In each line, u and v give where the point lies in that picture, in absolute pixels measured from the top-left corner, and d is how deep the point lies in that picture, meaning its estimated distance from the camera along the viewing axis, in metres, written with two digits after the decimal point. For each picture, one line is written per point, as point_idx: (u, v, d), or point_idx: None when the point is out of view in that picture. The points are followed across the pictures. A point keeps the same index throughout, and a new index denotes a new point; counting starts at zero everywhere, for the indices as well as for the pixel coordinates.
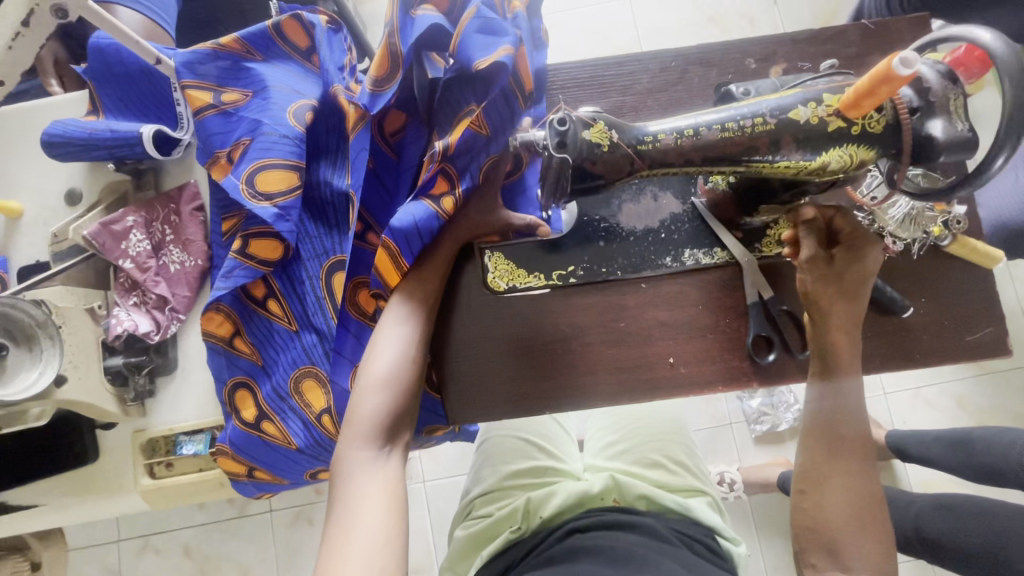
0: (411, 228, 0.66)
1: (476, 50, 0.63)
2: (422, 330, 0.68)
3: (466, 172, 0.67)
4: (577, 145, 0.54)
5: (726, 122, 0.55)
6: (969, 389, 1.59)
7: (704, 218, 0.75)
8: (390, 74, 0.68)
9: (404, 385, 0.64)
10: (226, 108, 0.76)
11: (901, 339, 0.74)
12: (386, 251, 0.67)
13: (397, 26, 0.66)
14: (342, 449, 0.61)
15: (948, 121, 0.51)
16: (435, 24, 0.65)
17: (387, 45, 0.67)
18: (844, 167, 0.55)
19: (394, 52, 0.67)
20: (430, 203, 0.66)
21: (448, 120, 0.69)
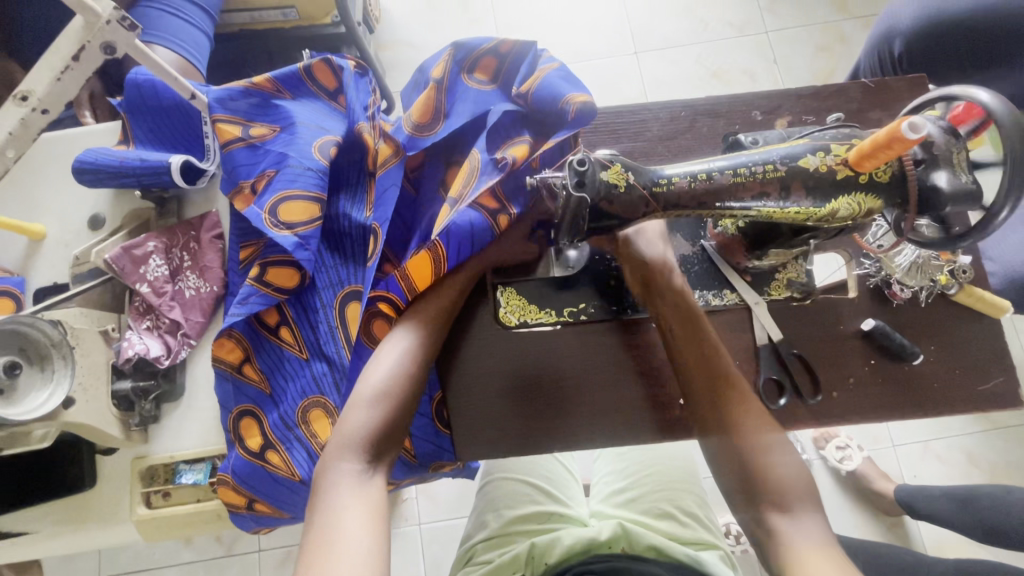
0: (464, 236, 0.68)
1: (557, 92, 0.69)
2: (422, 349, 0.67)
3: (516, 195, 0.71)
4: (595, 186, 0.55)
5: (737, 167, 0.56)
6: (980, 445, 1.57)
7: (713, 261, 0.77)
8: (431, 121, 0.75)
9: (397, 400, 0.62)
10: (254, 141, 0.79)
11: (911, 388, 0.73)
12: (432, 252, 0.68)
13: (446, 84, 0.74)
14: (327, 461, 0.59)
15: (951, 174, 0.53)
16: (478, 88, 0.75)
17: (430, 96, 0.74)
18: (852, 215, 0.57)
19: (437, 104, 0.75)
20: (486, 215, 0.69)
21: (494, 143, 0.72)
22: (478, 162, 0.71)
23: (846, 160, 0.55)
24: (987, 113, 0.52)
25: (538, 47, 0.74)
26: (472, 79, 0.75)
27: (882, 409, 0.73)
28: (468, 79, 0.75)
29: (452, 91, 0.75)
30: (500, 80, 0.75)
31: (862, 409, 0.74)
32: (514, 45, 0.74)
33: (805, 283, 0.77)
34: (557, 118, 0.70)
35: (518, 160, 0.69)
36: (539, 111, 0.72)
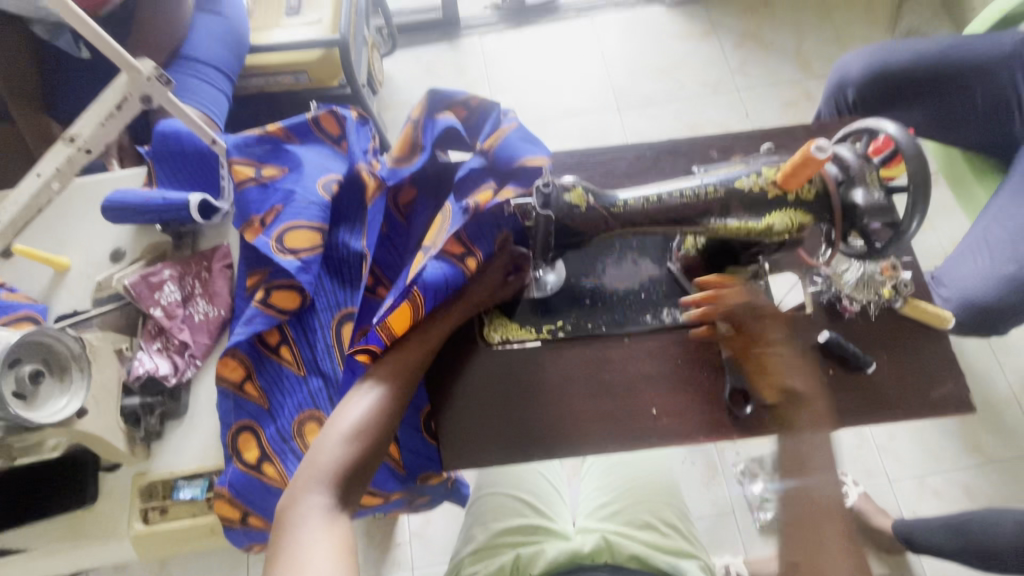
0: (438, 282, 0.74)
1: (518, 150, 0.80)
2: (398, 388, 0.71)
3: (480, 238, 0.78)
4: (558, 206, 0.64)
5: (684, 189, 0.65)
6: (974, 479, 1.57)
7: (678, 281, 0.85)
8: (409, 154, 0.84)
9: (370, 437, 0.67)
10: (265, 181, 0.88)
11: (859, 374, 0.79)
12: (411, 301, 0.74)
13: (420, 124, 0.82)
14: (297, 494, 0.63)
15: (866, 191, 0.62)
16: (451, 128, 0.83)
17: (409, 133, 0.83)
18: (788, 228, 0.65)
19: (414, 139, 0.83)
20: (455, 262, 0.76)
21: (467, 189, 0.80)
22: (449, 213, 0.78)
23: (775, 181, 0.63)
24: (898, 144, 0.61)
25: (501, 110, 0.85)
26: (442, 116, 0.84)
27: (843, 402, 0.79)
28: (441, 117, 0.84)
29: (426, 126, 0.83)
30: (471, 126, 0.87)
31: (824, 415, 0.78)
32: (481, 101, 0.85)
33: (765, 301, 0.84)
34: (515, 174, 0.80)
35: (481, 204, 0.77)
36: (500, 165, 0.80)
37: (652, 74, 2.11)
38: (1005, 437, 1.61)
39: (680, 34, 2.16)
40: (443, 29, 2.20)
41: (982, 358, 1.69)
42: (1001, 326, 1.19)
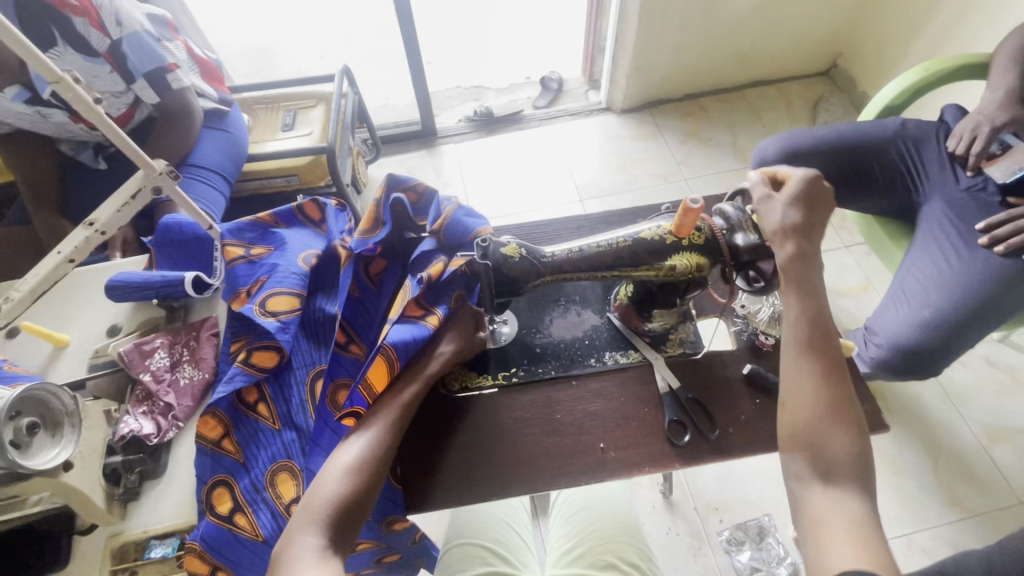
0: (408, 341, 0.82)
1: (466, 226, 0.93)
2: (389, 432, 0.78)
3: (437, 301, 0.88)
4: (494, 258, 0.78)
5: (600, 242, 0.81)
6: (960, 534, 1.56)
7: (618, 328, 0.97)
8: (374, 228, 0.96)
9: (363, 477, 0.72)
10: (253, 258, 1.01)
11: (821, 209, 0.77)
12: (385, 355, 0.81)
13: (381, 204, 0.97)
14: (293, 533, 0.66)
15: (745, 235, 0.78)
16: (400, 201, 0.97)
17: (373, 210, 0.96)
18: (688, 269, 0.80)
19: (377, 215, 0.96)
20: (418, 321, 0.85)
21: (420, 268, 0.92)
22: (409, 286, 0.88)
23: (671, 231, 0.79)
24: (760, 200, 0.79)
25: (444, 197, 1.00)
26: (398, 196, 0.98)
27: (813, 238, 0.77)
28: (393, 197, 0.97)
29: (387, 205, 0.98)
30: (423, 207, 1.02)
31: (756, 441, 0.86)
32: (428, 187, 1.01)
33: (693, 341, 0.95)
34: (465, 245, 0.94)
35: (435, 275, 0.87)
36: (450, 239, 0.94)
37: (609, 170, 2.39)
38: (983, 489, 1.62)
39: (630, 136, 2.48)
40: (422, 138, 2.51)
41: (947, 413, 1.74)
42: (932, 368, 1.32)
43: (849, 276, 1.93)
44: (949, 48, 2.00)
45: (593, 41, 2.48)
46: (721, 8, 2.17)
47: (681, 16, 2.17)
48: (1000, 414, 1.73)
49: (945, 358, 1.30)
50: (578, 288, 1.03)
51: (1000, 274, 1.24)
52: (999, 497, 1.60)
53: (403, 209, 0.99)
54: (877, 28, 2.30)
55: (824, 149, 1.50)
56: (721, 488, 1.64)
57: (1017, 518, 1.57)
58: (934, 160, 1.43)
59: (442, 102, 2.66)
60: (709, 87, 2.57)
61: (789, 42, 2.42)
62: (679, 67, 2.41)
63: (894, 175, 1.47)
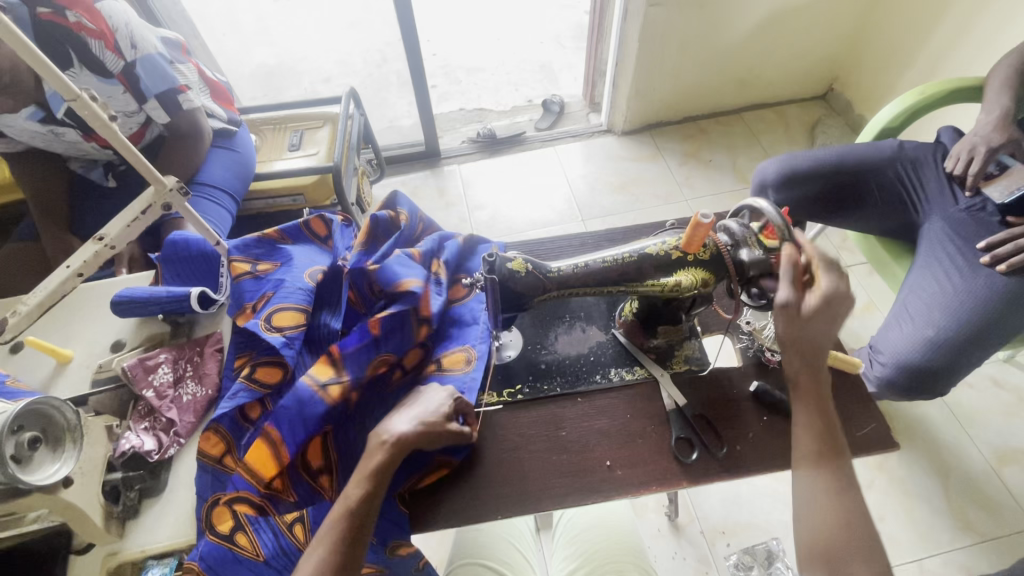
0: (294, 420, 0.83)
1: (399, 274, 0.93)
2: (341, 547, 0.69)
3: (349, 364, 0.88)
4: (500, 272, 0.79)
5: (606, 257, 0.81)
6: (974, 559, 1.52)
7: (623, 344, 0.97)
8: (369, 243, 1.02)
9: None
10: (259, 274, 1.02)
11: (838, 307, 0.75)
12: (267, 439, 0.82)
13: (374, 219, 1.03)
14: None
15: (749, 250, 0.79)
16: (377, 218, 1.03)
17: (368, 225, 1.02)
18: (693, 284, 0.80)
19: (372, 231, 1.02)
20: (314, 389, 0.85)
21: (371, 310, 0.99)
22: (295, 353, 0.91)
23: (678, 245, 0.80)
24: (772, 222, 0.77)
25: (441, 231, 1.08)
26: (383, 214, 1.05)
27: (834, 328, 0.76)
28: (380, 214, 1.05)
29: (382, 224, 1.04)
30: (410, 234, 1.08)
31: (763, 459, 0.85)
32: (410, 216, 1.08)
33: (699, 357, 0.95)
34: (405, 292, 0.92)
35: (336, 352, 0.88)
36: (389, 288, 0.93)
37: (611, 190, 2.41)
38: (995, 514, 1.59)
39: (630, 157, 2.52)
40: (426, 159, 2.55)
41: (955, 435, 1.72)
42: (938, 388, 1.31)
43: (853, 295, 1.93)
44: (944, 72, 2.04)
45: (595, 65, 2.54)
46: (719, 34, 2.23)
47: (681, 41, 2.22)
48: (1010, 437, 1.70)
49: (951, 378, 1.29)
50: (583, 305, 1.04)
51: (1002, 293, 1.25)
52: (1011, 522, 1.57)
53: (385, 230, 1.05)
54: (871, 54, 2.36)
55: (824, 167, 1.52)
56: (728, 512, 1.61)
57: None
58: (933, 182, 1.45)
59: (446, 124, 2.72)
60: (709, 110, 2.62)
61: (786, 68, 2.48)
62: (680, 90, 2.46)
63: (892, 194, 1.49)
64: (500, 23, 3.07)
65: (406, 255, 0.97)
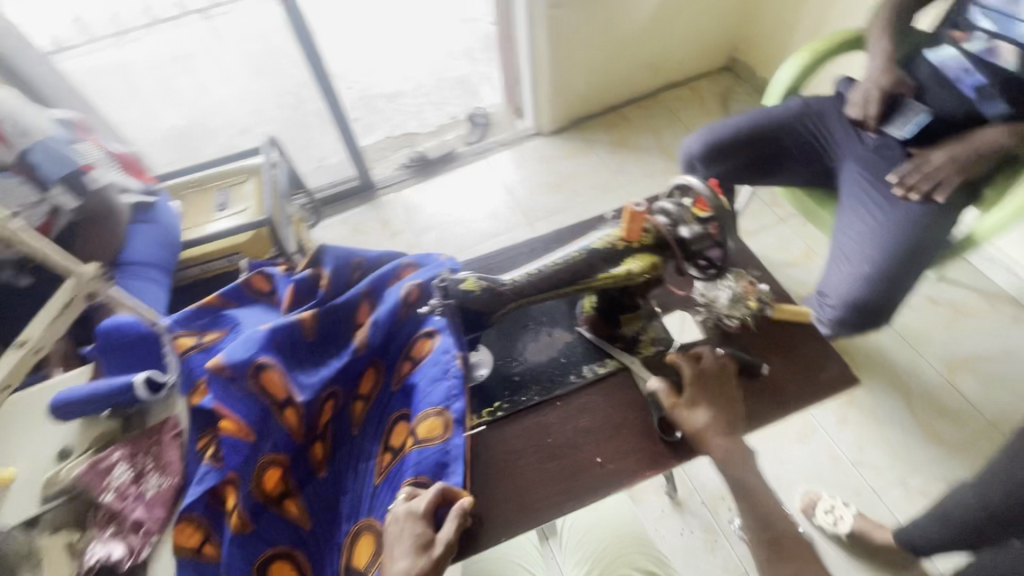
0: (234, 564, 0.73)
1: (233, 354, 0.83)
2: None
3: (245, 478, 0.78)
4: (455, 294, 0.81)
5: (554, 259, 0.83)
6: (949, 467, 1.63)
7: (591, 340, 0.98)
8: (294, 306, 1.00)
9: None
10: (207, 345, 0.98)
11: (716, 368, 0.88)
12: None
13: (296, 282, 1.01)
14: None
15: (688, 226, 0.81)
16: (301, 281, 1.01)
17: (292, 292, 1.00)
18: (642, 269, 0.82)
19: (296, 294, 1.00)
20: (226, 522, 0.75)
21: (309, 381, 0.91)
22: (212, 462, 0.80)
23: (620, 236, 0.83)
24: (703, 195, 0.80)
25: (391, 267, 1.00)
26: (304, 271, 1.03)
27: (736, 404, 0.86)
28: (301, 274, 1.02)
29: (302, 283, 1.01)
30: (336, 286, 1.00)
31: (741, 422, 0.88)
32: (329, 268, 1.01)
33: (664, 337, 0.97)
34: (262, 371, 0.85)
35: (233, 475, 0.77)
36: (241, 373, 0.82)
37: (550, 190, 2.45)
38: (958, 420, 1.70)
39: (563, 155, 2.57)
40: (362, 194, 2.51)
41: (908, 356, 1.84)
42: (885, 318, 1.39)
43: (793, 246, 2.04)
44: (829, 26, 2.19)
45: (510, 73, 2.58)
46: (620, 23, 2.31)
47: (587, 37, 2.30)
48: (955, 346, 1.83)
49: (894, 307, 1.37)
50: (544, 309, 1.04)
51: (921, 221, 1.36)
52: (973, 424, 1.69)
53: (306, 290, 1.02)
54: (762, 18, 2.50)
55: (732, 137, 1.62)
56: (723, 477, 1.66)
57: (993, 440, 1.66)
58: (840, 128, 1.55)
59: (375, 154, 2.69)
60: (627, 97, 2.71)
61: (689, 45, 2.60)
62: (597, 83, 2.54)
63: (806, 149, 1.58)
64: (410, 46, 3.07)
65: (296, 322, 0.91)
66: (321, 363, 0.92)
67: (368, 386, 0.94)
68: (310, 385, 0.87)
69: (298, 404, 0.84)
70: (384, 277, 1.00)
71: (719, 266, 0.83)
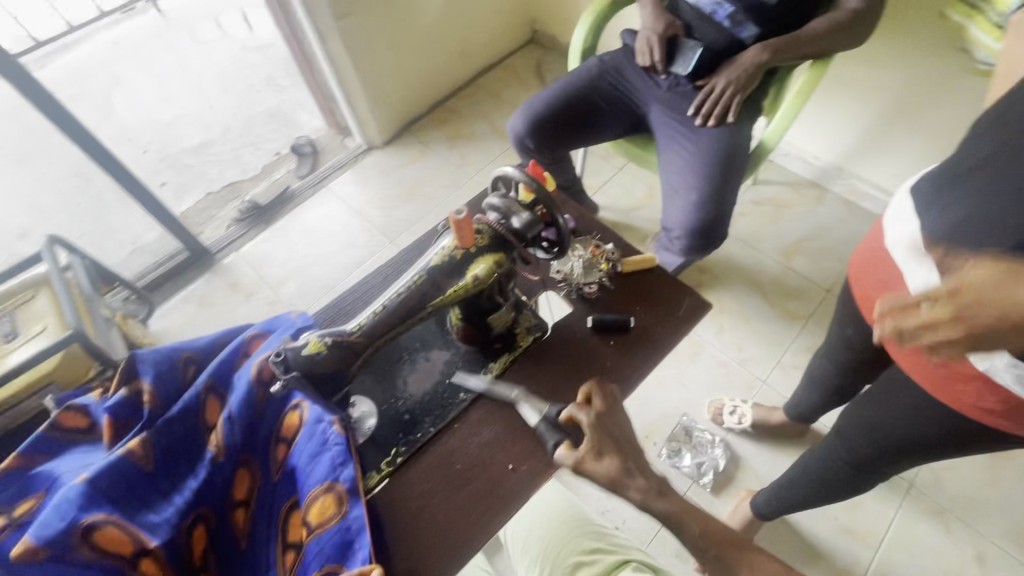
0: None
1: (46, 529, 0.68)
2: None
3: None
4: (298, 363, 0.78)
5: (398, 288, 0.81)
6: (808, 338, 1.89)
7: (469, 350, 0.96)
8: (121, 435, 0.86)
9: None
10: (21, 520, 0.79)
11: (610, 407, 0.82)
12: None
13: (112, 408, 0.86)
14: None
15: (516, 216, 0.82)
16: (118, 405, 0.86)
17: (110, 421, 0.85)
18: (487, 272, 0.82)
19: (118, 421, 0.86)
20: None
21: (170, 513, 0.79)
22: None
23: (457, 245, 0.82)
24: (523, 182, 0.81)
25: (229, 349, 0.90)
26: (122, 391, 0.89)
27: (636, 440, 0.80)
28: (115, 396, 0.88)
29: (121, 405, 0.87)
30: (161, 399, 0.86)
31: (626, 380, 0.92)
32: (152, 379, 0.87)
33: (536, 323, 0.98)
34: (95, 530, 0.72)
35: None
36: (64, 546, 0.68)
37: (402, 201, 2.37)
38: (804, 297, 1.97)
39: (403, 163, 2.49)
40: (196, 264, 2.22)
41: (753, 256, 2.08)
42: (720, 234, 1.55)
43: (636, 190, 2.19)
44: None
45: (322, 93, 2.42)
46: (415, 19, 2.27)
47: (387, 40, 2.23)
48: (784, 236, 2.11)
49: (724, 223, 1.53)
50: (414, 334, 0.98)
51: (722, 143, 1.51)
52: (814, 297, 1.97)
53: (129, 413, 0.87)
54: None
55: (542, 115, 1.69)
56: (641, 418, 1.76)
57: (832, 304, 1.95)
58: (636, 75, 1.66)
59: (200, 216, 2.39)
60: (449, 89, 2.69)
61: (490, 26, 2.63)
62: (414, 83, 2.48)
63: (613, 103, 1.69)
64: (202, 89, 2.75)
65: (121, 457, 0.77)
66: (174, 488, 0.79)
67: (244, 490, 0.84)
68: (164, 522, 0.76)
69: (155, 551, 0.72)
70: (223, 365, 0.88)
71: (558, 244, 0.85)
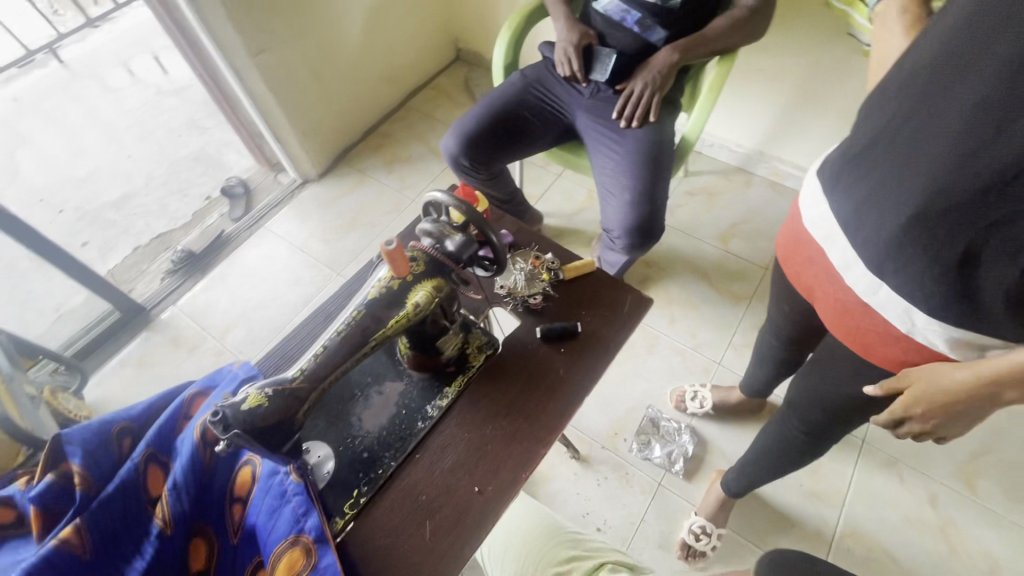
0: None
1: None
2: None
3: None
4: (238, 421, 0.73)
5: (338, 326, 0.80)
6: (753, 316, 1.98)
7: (422, 378, 0.94)
8: (54, 523, 0.80)
9: None
10: None
11: None
12: None
13: (38, 495, 0.79)
14: None
15: (450, 239, 0.83)
16: (46, 490, 0.80)
17: (38, 510, 0.79)
18: (428, 298, 0.83)
19: (49, 508, 0.80)
20: None
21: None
22: None
23: (394, 275, 0.82)
24: (450, 206, 0.82)
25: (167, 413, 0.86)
26: (50, 475, 0.82)
27: None
28: (43, 481, 0.81)
29: (50, 490, 0.80)
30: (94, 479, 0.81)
31: (581, 384, 0.94)
32: (83, 457, 0.82)
33: (487, 340, 0.98)
34: None
35: None
36: None
37: (344, 232, 2.33)
38: (744, 278, 2.07)
39: (342, 194, 2.45)
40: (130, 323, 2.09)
41: (694, 244, 2.16)
42: (658, 229, 1.61)
43: (575, 194, 2.24)
44: None
45: (247, 132, 2.35)
46: (335, 49, 2.25)
47: (309, 72, 2.19)
48: (719, 222, 2.21)
49: (659, 218, 1.59)
50: (364, 368, 0.95)
51: (648, 143, 1.57)
52: (754, 276, 2.07)
53: (60, 497, 0.81)
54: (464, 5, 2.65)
55: (472, 133, 1.71)
56: (609, 416, 1.79)
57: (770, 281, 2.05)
58: (558, 86, 1.71)
59: (129, 272, 2.25)
60: (379, 114, 2.67)
61: (413, 49, 2.64)
62: (342, 112, 2.45)
63: (540, 113, 1.72)
64: (116, 139, 2.61)
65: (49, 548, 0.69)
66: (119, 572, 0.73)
67: (201, 559, 0.80)
68: None
69: None
70: (161, 431, 0.84)
71: (495, 260, 0.86)
